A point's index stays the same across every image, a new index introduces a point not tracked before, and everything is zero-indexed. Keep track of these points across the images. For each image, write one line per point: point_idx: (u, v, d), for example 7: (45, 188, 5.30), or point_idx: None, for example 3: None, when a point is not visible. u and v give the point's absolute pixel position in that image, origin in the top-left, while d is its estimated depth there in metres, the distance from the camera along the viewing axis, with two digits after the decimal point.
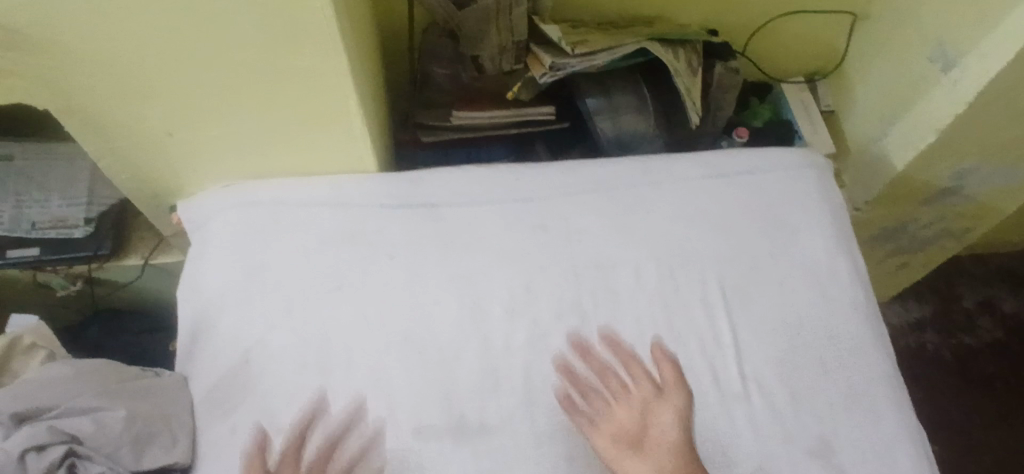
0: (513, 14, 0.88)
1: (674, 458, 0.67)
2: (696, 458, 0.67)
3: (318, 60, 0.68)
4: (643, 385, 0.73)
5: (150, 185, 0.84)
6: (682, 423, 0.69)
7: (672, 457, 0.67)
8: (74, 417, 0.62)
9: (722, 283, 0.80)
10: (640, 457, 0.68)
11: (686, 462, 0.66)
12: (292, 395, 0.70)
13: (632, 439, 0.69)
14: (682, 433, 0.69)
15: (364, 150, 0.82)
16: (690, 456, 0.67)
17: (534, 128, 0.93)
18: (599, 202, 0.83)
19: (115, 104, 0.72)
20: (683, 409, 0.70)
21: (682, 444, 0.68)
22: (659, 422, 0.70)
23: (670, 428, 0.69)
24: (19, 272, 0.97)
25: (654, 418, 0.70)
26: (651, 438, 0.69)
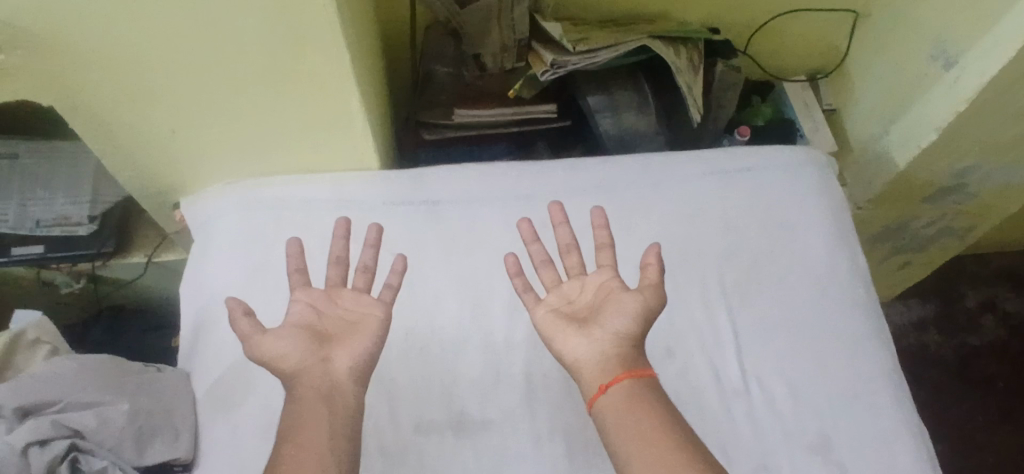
0: (514, 11, 0.88)
1: (618, 342, 0.60)
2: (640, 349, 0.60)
3: (320, 58, 0.69)
4: (602, 272, 0.65)
5: (154, 183, 0.85)
6: (640, 320, 0.61)
7: (616, 341, 0.60)
8: (76, 412, 0.63)
9: (722, 281, 0.80)
10: (583, 333, 0.61)
11: (629, 352, 0.59)
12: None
13: (578, 313, 0.63)
14: (633, 321, 0.61)
15: (367, 149, 0.83)
16: (635, 342, 0.60)
17: (535, 126, 0.93)
18: (600, 200, 0.84)
19: (119, 102, 0.72)
20: (646, 304, 0.62)
21: (632, 331, 0.60)
22: (609, 308, 0.62)
23: (616, 315, 0.61)
24: (22, 270, 0.98)
25: (608, 300, 0.62)
26: (601, 316, 0.61)
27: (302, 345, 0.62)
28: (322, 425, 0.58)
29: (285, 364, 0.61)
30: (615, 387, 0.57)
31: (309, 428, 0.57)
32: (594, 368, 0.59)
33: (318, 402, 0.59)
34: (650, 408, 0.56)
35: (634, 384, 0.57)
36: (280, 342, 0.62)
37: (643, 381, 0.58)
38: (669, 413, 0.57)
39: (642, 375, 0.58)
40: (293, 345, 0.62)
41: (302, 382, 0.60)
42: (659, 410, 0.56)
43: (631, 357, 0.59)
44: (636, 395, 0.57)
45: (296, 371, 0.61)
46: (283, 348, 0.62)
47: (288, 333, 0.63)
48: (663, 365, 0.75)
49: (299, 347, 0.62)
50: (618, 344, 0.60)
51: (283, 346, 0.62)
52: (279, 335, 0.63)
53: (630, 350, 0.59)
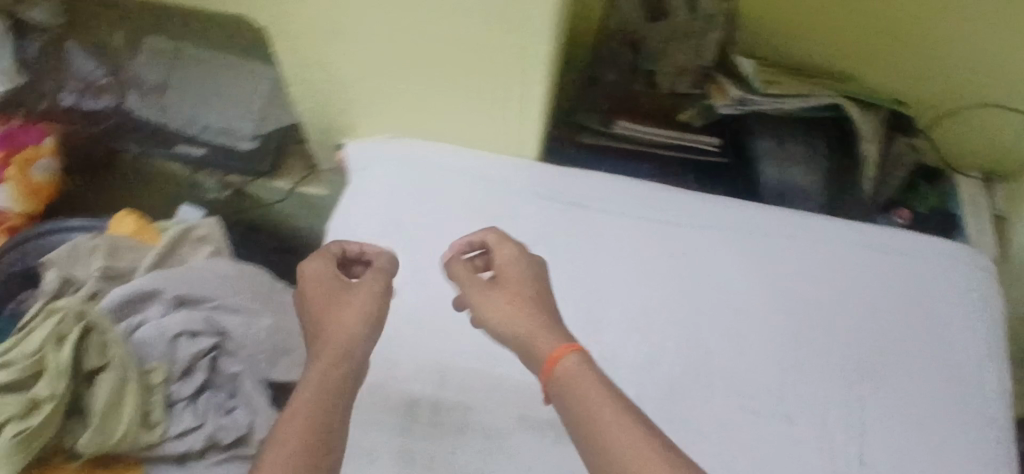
0: (704, 38, 0.88)
1: (517, 327, 0.65)
2: (556, 330, 0.64)
3: (525, 36, 0.71)
4: (503, 263, 0.71)
5: (326, 119, 0.89)
6: (528, 303, 0.67)
7: (511, 326, 0.65)
8: (226, 315, 0.67)
9: (854, 361, 0.77)
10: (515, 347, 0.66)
11: (533, 337, 0.64)
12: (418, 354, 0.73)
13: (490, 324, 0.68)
14: (519, 305, 0.66)
15: (531, 138, 0.84)
16: (548, 327, 0.64)
17: (691, 156, 0.90)
18: (746, 247, 0.83)
19: (325, 35, 0.76)
20: (532, 293, 0.68)
21: (516, 311, 0.66)
22: (503, 298, 0.67)
23: (491, 305, 0.67)
24: (180, 168, 1.05)
25: (500, 289, 0.68)
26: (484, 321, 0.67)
27: (360, 317, 0.65)
28: (332, 392, 0.59)
29: (336, 329, 0.63)
30: (548, 376, 0.61)
31: (323, 387, 0.59)
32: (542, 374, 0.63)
33: (341, 369, 0.61)
34: (587, 378, 0.59)
35: (559, 365, 0.60)
36: (345, 311, 0.65)
37: (568, 357, 0.61)
38: (601, 381, 0.59)
39: (564, 353, 0.61)
40: (360, 321, 0.64)
41: (339, 347, 0.62)
42: (597, 381, 0.59)
43: (541, 341, 0.63)
44: (573, 374, 0.59)
45: (344, 337, 0.63)
46: (346, 316, 0.64)
47: (339, 299, 0.66)
48: (774, 427, 0.73)
49: (361, 321, 0.64)
50: (525, 333, 0.65)
51: (343, 315, 0.64)
52: (349, 303, 0.66)
53: (538, 333, 0.64)
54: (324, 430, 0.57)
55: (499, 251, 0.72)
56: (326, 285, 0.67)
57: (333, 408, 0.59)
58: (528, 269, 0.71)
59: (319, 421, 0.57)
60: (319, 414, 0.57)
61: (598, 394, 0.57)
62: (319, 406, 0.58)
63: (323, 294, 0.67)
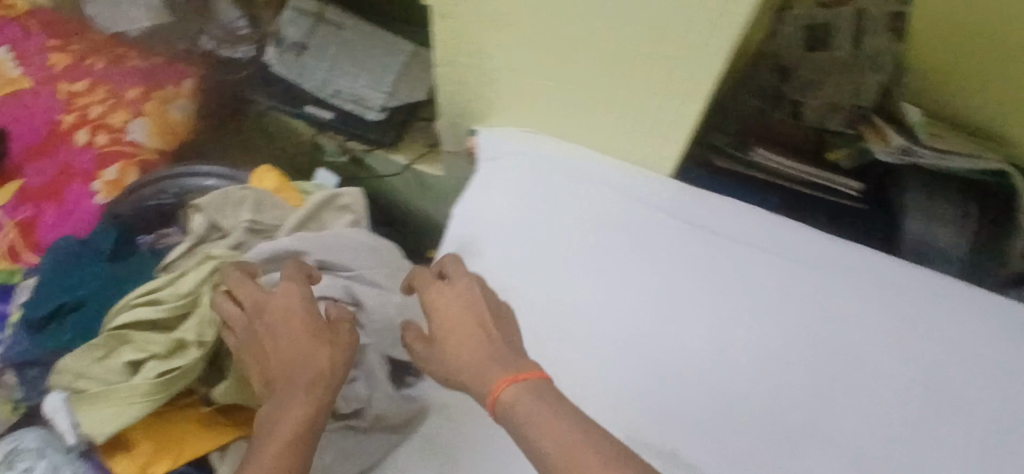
0: (866, 76, 0.83)
1: (465, 375, 0.56)
2: (496, 360, 0.55)
3: (687, 56, 0.67)
4: (443, 300, 0.61)
5: (460, 104, 0.87)
6: (476, 344, 0.57)
7: (458, 373, 0.56)
8: (362, 286, 0.67)
9: (991, 446, 0.69)
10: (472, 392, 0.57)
11: (479, 377, 0.55)
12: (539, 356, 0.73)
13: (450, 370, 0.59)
14: (461, 348, 0.57)
15: (669, 154, 0.81)
16: (495, 357, 0.55)
17: (829, 196, 0.86)
18: (883, 301, 0.75)
19: (478, 23, 0.74)
20: (476, 332, 0.58)
21: (466, 367, 0.56)
22: (455, 340, 0.58)
23: (449, 355, 0.57)
24: (303, 127, 1.06)
25: (445, 335, 0.59)
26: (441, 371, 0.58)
27: (326, 353, 0.55)
28: (300, 446, 0.51)
29: (309, 373, 0.53)
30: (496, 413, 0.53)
31: (292, 446, 0.50)
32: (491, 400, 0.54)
33: (314, 417, 0.52)
34: (534, 405, 0.51)
35: (503, 397, 0.52)
36: (321, 352, 0.55)
37: (512, 387, 0.52)
38: (549, 400, 0.51)
39: (505, 384, 0.53)
40: (337, 364, 0.55)
41: (310, 394, 0.53)
42: (548, 405, 0.51)
43: (485, 377, 0.54)
44: (517, 402, 0.51)
45: (319, 385, 0.53)
46: (318, 364, 0.54)
47: (302, 336, 0.55)
48: None
49: (337, 363, 0.55)
50: (468, 375, 0.56)
51: (318, 356, 0.54)
52: (320, 345, 0.55)
53: (481, 372, 0.55)
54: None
55: (443, 295, 0.62)
56: (296, 313, 0.56)
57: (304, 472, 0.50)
58: (463, 306, 0.60)
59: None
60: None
61: (552, 423, 0.49)
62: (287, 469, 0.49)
63: (287, 326, 0.56)
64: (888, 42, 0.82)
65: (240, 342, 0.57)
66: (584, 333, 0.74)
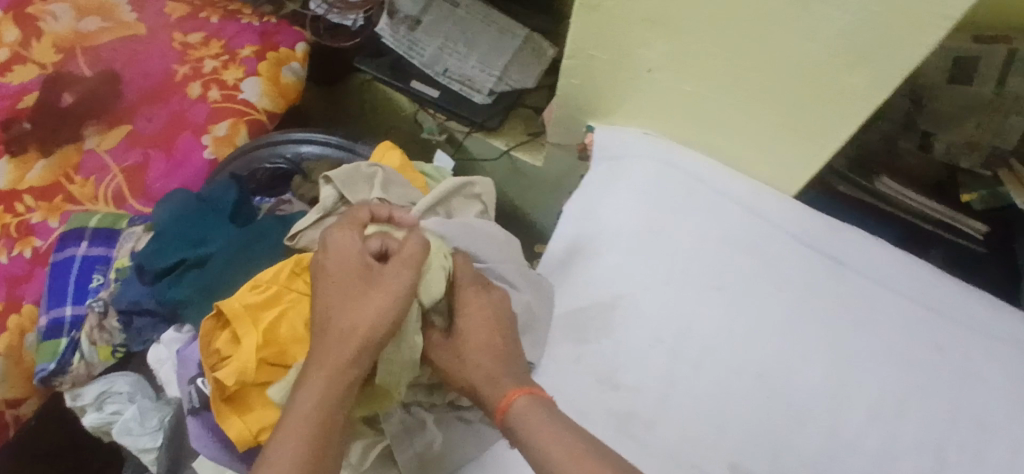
0: (1007, 119, 0.80)
1: (478, 385, 0.58)
2: (510, 374, 0.57)
3: (858, 83, 0.66)
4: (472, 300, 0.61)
5: (582, 100, 0.85)
6: (490, 360, 0.58)
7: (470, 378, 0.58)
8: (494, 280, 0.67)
9: None
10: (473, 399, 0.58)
11: (493, 389, 0.57)
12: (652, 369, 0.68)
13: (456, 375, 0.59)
14: (476, 355, 0.58)
15: (797, 177, 0.80)
16: (504, 380, 0.57)
17: (952, 238, 0.83)
18: (1015, 361, 0.69)
19: (634, 24, 0.72)
20: (494, 349, 0.58)
21: (479, 374, 0.58)
22: (474, 349, 0.59)
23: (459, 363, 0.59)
24: (406, 102, 1.05)
25: (462, 341, 0.59)
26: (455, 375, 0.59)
27: (371, 302, 0.54)
28: (335, 399, 0.52)
29: (350, 327, 0.53)
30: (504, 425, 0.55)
31: (325, 401, 0.52)
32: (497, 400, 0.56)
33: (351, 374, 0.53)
34: (537, 416, 0.53)
35: (511, 411, 0.55)
36: (367, 302, 0.54)
37: (519, 399, 0.55)
38: (550, 413, 0.53)
39: (515, 395, 0.55)
40: (380, 318, 0.54)
41: (350, 349, 0.53)
42: (548, 418, 0.53)
43: (498, 392, 0.56)
44: (525, 414, 0.54)
45: (360, 339, 0.53)
46: (362, 318, 0.54)
47: (350, 289, 0.55)
48: None
49: (381, 314, 0.54)
50: (478, 380, 0.58)
51: (364, 308, 0.54)
52: (370, 298, 0.54)
53: (493, 384, 0.57)
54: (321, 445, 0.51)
55: (472, 294, 0.62)
56: (351, 267, 0.56)
57: (335, 426, 0.52)
58: (489, 320, 0.60)
59: (319, 435, 0.51)
60: (320, 436, 0.51)
61: (549, 436, 0.52)
62: (317, 423, 0.51)
63: (339, 280, 0.56)
64: None
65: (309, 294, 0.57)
66: (698, 354, 0.68)
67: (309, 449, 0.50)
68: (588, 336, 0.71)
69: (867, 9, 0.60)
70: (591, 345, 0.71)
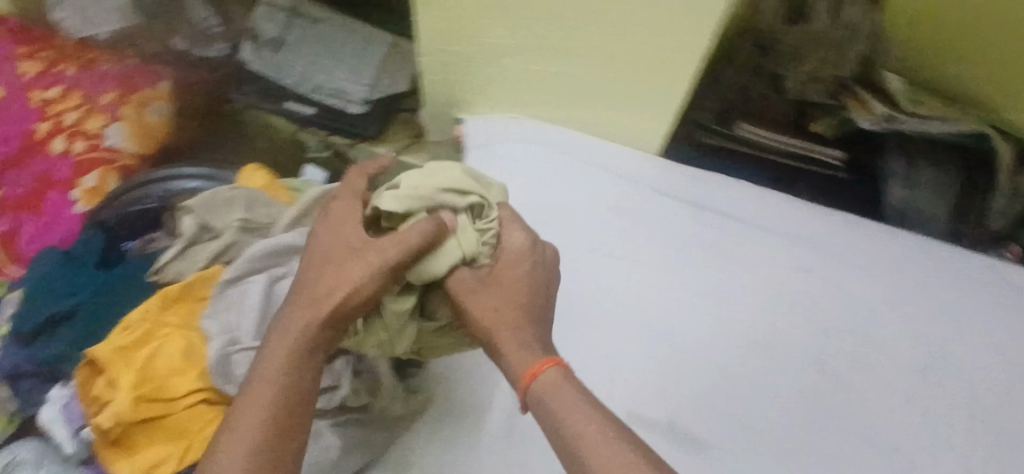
0: (843, 48, 0.84)
1: (497, 339, 0.56)
2: (540, 346, 0.56)
3: (683, 34, 0.69)
4: (506, 240, 0.60)
5: (450, 94, 0.86)
6: (512, 311, 0.57)
7: (493, 320, 0.56)
8: None
9: (976, 400, 0.73)
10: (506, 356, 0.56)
11: (515, 354, 0.55)
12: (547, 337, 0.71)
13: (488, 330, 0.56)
14: (502, 299, 0.57)
15: (655, 131, 0.82)
16: (526, 342, 0.56)
17: (812, 167, 0.89)
18: (871, 269, 0.79)
19: (474, 12, 0.74)
20: (518, 300, 0.58)
21: (502, 325, 0.56)
22: (510, 312, 0.57)
23: (485, 302, 0.57)
24: (282, 124, 1.04)
25: (495, 285, 0.58)
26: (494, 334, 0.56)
27: (348, 266, 0.54)
28: (302, 365, 0.52)
29: (326, 291, 0.54)
30: (526, 395, 0.54)
31: (292, 367, 0.52)
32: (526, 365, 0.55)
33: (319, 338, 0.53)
34: (568, 397, 0.52)
35: (536, 383, 0.53)
36: (344, 266, 0.54)
37: (549, 371, 0.54)
38: (582, 394, 0.52)
39: (545, 366, 0.54)
40: (357, 281, 0.53)
41: (320, 313, 0.53)
42: (580, 398, 0.52)
43: (519, 356, 0.55)
44: (554, 388, 0.53)
45: (332, 303, 0.53)
46: (339, 282, 0.54)
47: (335, 257, 0.56)
48: (893, 462, 0.68)
49: (360, 278, 0.53)
50: (502, 335, 0.56)
51: (340, 272, 0.54)
52: (350, 267, 0.54)
53: (520, 346, 0.55)
54: (287, 410, 0.50)
55: (508, 234, 0.60)
56: (340, 238, 0.57)
57: (303, 393, 0.52)
58: (531, 284, 0.59)
59: (282, 406, 0.50)
60: (287, 401, 0.51)
61: (580, 422, 0.50)
62: (282, 389, 0.51)
63: (327, 248, 0.56)
64: (861, 14, 0.85)
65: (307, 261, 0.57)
66: (588, 314, 0.73)
67: (270, 415, 0.50)
68: None
69: None
70: None
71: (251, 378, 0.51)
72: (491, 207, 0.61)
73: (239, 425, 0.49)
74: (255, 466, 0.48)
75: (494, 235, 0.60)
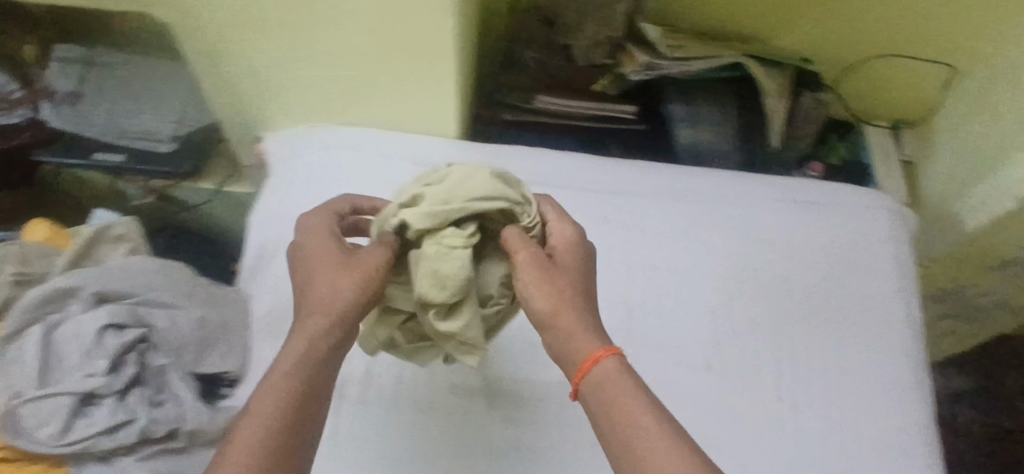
0: (613, 9, 0.91)
1: (551, 326, 0.57)
2: (597, 333, 0.57)
3: (430, 15, 0.71)
4: (552, 229, 0.62)
5: (244, 115, 0.87)
6: (573, 301, 0.58)
7: (553, 306, 0.57)
8: (151, 309, 0.68)
9: (772, 310, 0.80)
10: (556, 340, 0.58)
11: (565, 341, 0.57)
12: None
13: (542, 318, 0.58)
14: (562, 284, 0.58)
15: (448, 117, 0.84)
16: (588, 329, 0.57)
17: (611, 125, 0.92)
18: (666, 208, 0.85)
19: (233, 28, 0.75)
20: (572, 286, 0.58)
21: (556, 313, 0.57)
22: (569, 297, 0.58)
23: (546, 289, 0.57)
24: (99, 176, 1.04)
25: (556, 271, 0.59)
26: (552, 323, 0.57)
27: (338, 282, 0.57)
28: (309, 373, 0.55)
29: (325, 305, 0.57)
30: (581, 382, 0.56)
31: (302, 375, 0.55)
32: (576, 349, 0.56)
33: (325, 347, 0.56)
34: (620, 389, 0.54)
35: (592, 374, 0.55)
36: (336, 280, 0.58)
37: (605, 362, 0.55)
38: (637, 388, 0.54)
39: (603, 355, 0.56)
40: (351, 294, 0.57)
41: (323, 322, 0.57)
42: (631, 387, 0.55)
43: (573, 343, 0.57)
44: (609, 379, 0.55)
45: (331, 313, 0.57)
46: (334, 296, 0.57)
47: (326, 272, 0.59)
48: (701, 376, 0.76)
49: (352, 291, 0.57)
50: (558, 323, 0.57)
51: (332, 286, 0.58)
52: (360, 257, 0.58)
53: (574, 333, 0.57)
54: (295, 416, 0.54)
55: (556, 227, 0.62)
56: (324, 249, 0.60)
57: (311, 398, 0.55)
58: (579, 273, 0.60)
59: (290, 402, 0.54)
60: (297, 407, 0.54)
61: (633, 416, 0.53)
62: (289, 395, 0.54)
63: (314, 264, 0.60)
64: None
65: (307, 261, 0.60)
66: None
67: (281, 419, 0.53)
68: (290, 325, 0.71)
69: None
70: None
71: (263, 389, 0.55)
72: (524, 203, 0.60)
73: (246, 436, 0.52)
74: (259, 454, 0.51)
75: (542, 228, 0.62)
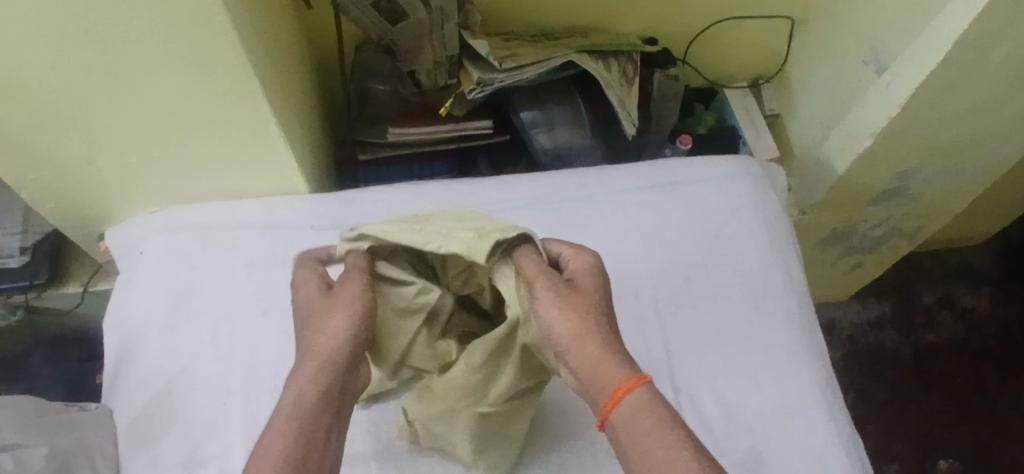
0: (445, 28, 0.85)
1: (575, 352, 0.55)
2: (624, 359, 0.55)
3: (232, 82, 0.66)
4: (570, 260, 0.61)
5: (79, 213, 0.81)
6: (597, 324, 0.56)
7: (576, 333, 0.55)
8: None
9: (657, 297, 0.77)
10: (580, 365, 0.55)
11: (595, 371, 0.54)
12: (213, 425, 0.69)
13: (570, 342, 0.55)
14: (582, 307, 0.56)
15: (292, 171, 0.79)
16: (616, 356, 0.55)
17: (474, 142, 0.91)
18: (533, 216, 0.82)
19: (30, 137, 0.69)
20: (597, 311, 0.57)
21: (580, 338, 0.55)
22: (588, 325, 0.55)
23: (569, 314, 0.56)
24: None
25: (576, 295, 0.57)
26: (581, 348, 0.55)
27: (331, 321, 0.57)
28: (312, 422, 0.52)
29: (321, 348, 0.55)
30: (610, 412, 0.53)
31: (303, 418, 0.52)
32: (605, 378, 0.53)
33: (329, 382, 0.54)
34: (655, 417, 0.52)
35: (624, 406, 0.53)
36: (326, 324, 0.57)
37: (636, 392, 0.53)
38: (669, 421, 0.52)
39: (633, 385, 0.53)
40: (346, 328, 0.56)
41: (323, 359, 0.55)
42: (664, 417, 0.52)
43: (599, 373, 0.54)
44: (638, 411, 0.52)
45: (330, 350, 0.55)
46: (327, 338, 0.56)
47: (319, 316, 0.57)
48: None
49: (343, 325, 0.56)
50: (581, 349, 0.55)
51: (320, 328, 0.56)
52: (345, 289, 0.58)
53: (601, 361, 0.54)
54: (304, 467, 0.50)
55: (577, 258, 0.61)
56: (313, 294, 0.60)
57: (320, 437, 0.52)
58: (595, 305, 0.57)
59: (303, 436, 0.51)
60: (306, 447, 0.51)
61: (667, 442, 0.51)
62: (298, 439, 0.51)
63: (305, 316, 0.59)
64: None
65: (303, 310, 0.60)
66: (272, 382, 0.71)
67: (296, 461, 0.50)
68: (156, 434, 0.69)
69: (165, 27, 0.59)
70: (162, 440, 0.69)
71: (264, 443, 0.51)
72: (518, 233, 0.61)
73: None
74: None
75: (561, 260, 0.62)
